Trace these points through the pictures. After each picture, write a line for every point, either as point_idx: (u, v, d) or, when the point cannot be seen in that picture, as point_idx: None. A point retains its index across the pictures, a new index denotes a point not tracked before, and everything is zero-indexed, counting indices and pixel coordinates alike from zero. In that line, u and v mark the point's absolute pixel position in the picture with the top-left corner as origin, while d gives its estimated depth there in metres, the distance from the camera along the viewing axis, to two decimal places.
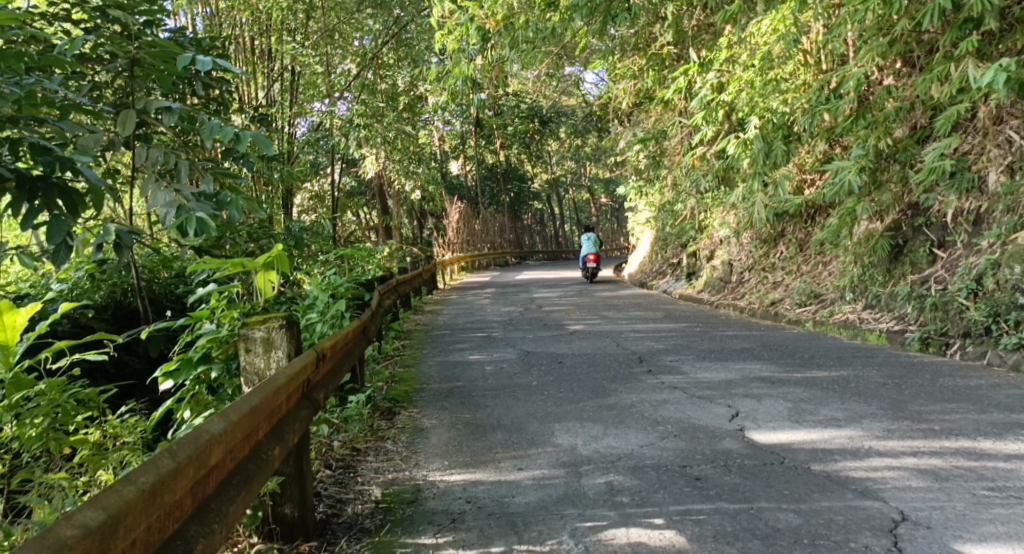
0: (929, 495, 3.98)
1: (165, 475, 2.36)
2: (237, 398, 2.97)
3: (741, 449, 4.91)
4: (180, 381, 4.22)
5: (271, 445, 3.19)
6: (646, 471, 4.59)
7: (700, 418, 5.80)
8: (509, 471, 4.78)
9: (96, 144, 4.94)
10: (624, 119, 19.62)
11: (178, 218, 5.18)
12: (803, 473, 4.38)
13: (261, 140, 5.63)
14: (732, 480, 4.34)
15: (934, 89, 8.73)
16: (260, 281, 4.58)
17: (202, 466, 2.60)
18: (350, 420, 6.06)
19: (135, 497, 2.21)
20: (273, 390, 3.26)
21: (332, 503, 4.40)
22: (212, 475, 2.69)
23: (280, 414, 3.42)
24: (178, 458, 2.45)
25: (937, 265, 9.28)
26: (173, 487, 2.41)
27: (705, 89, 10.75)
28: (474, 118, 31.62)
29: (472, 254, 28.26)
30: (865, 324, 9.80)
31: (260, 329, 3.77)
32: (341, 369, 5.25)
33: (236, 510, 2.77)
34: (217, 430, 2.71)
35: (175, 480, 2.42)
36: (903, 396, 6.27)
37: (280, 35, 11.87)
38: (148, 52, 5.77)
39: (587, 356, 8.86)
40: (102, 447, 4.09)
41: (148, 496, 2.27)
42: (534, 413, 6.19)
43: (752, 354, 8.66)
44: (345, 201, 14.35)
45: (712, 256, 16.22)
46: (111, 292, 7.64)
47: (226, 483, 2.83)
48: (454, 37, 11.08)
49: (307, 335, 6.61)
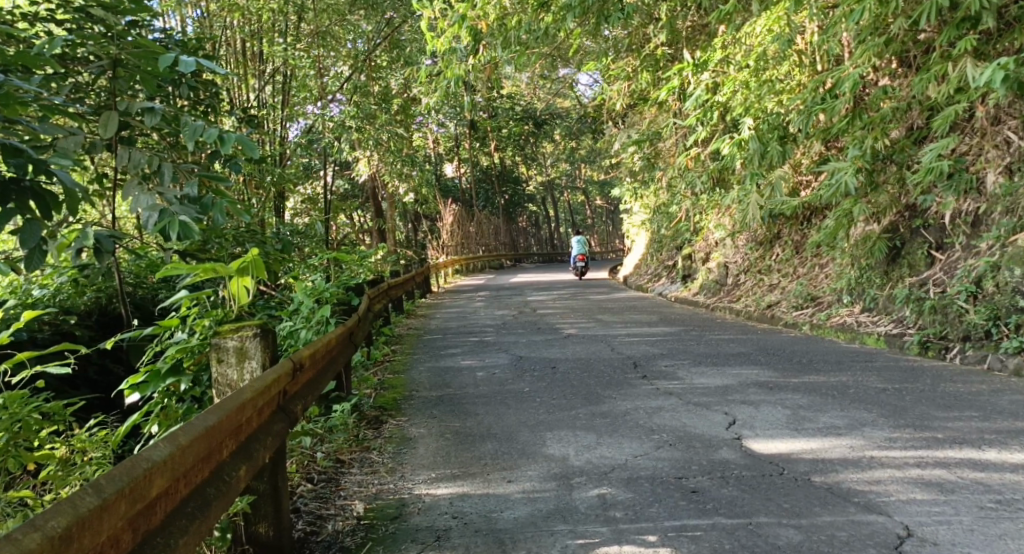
0: (935, 509, 3.81)
1: (85, 514, 2.11)
2: (192, 418, 2.76)
3: (739, 459, 4.74)
4: (147, 395, 4.03)
5: (234, 466, 2.98)
6: (641, 483, 4.41)
7: (696, 426, 5.63)
8: (498, 483, 4.60)
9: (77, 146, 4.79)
10: (618, 120, 19.46)
11: (161, 222, 4.97)
12: (803, 486, 4.20)
13: (246, 141, 5.43)
14: (729, 493, 4.16)
15: (932, 89, 8.62)
16: (234, 287, 4.41)
17: (142, 497, 2.36)
18: (335, 430, 5.88)
19: (41, 545, 1.95)
20: (236, 407, 3.05)
21: (311, 519, 4.22)
22: (159, 505, 2.47)
23: (248, 431, 3.22)
24: (109, 490, 2.22)
25: (936, 268, 9.12)
26: (102, 525, 2.17)
27: (700, 89, 10.61)
28: (468, 120, 31.46)
29: (467, 257, 28.09)
30: (862, 327, 9.64)
31: (232, 339, 3.62)
32: (323, 377, 5.08)
33: (189, 542, 2.55)
34: (161, 456, 2.47)
35: (102, 518, 2.18)
36: (904, 402, 6.10)
37: (269, 35, 11.70)
38: (131, 52, 5.57)
39: (580, 361, 8.68)
40: (66, 463, 3.91)
41: (60, 541, 2.02)
42: (525, 421, 6.01)
43: (748, 359, 8.49)
44: (337, 204, 14.16)
45: (708, 258, 16.05)
46: (96, 297, 7.44)
47: (179, 512, 2.60)
48: (445, 38, 10.88)
49: (291, 342, 6.42)
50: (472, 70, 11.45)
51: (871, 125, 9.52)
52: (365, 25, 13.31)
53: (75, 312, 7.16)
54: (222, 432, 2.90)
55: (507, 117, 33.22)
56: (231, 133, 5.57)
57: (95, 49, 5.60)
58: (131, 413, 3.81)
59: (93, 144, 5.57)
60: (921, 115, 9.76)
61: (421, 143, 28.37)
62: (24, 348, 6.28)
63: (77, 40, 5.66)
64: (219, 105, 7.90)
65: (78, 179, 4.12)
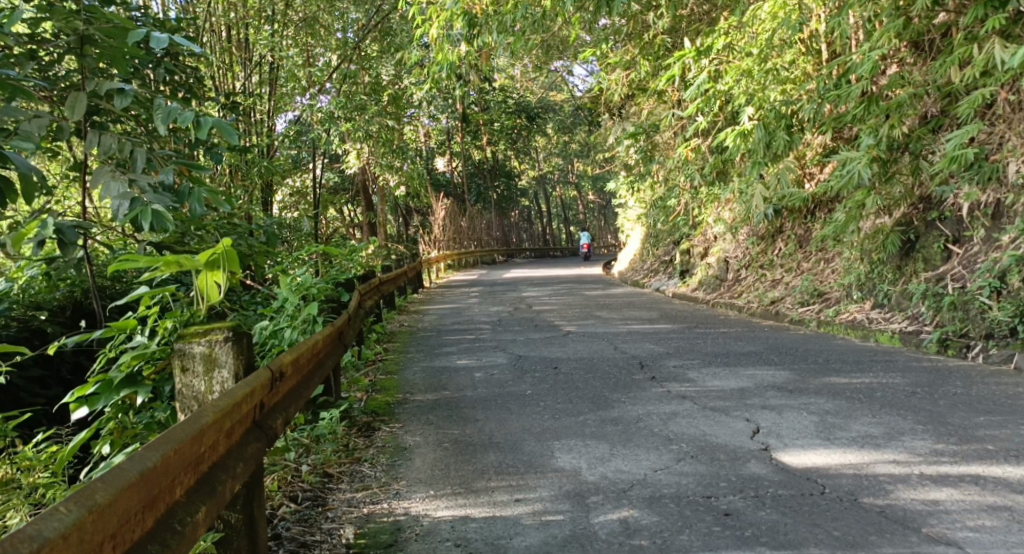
0: (1012, 539, 3.35)
1: None
2: (121, 462, 2.22)
3: (771, 474, 4.25)
4: (97, 409, 3.59)
5: (192, 508, 2.47)
6: (665, 504, 3.94)
7: (717, 435, 5.13)
8: (505, 503, 4.11)
9: (42, 130, 4.43)
10: (614, 113, 18.88)
11: (132, 212, 4.43)
12: (851, 508, 3.73)
13: (225, 127, 4.87)
14: (769, 517, 3.69)
15: (954, 74, 8.06)
16: (202, 283, 3.88)
17: None
18: (322, 440, 5.37)
19: None
20: (187, 438, 2.51)
21: (293, 548, 3.73)
22: None
23: (209, 460, 2.70)
24: None
25: (954, 263, 8.63)
26: None
27: (701, 77, 10.13)
28: (460, 112, 30.86)
29: (460, 253, 27.49)
30: (874, 324, 9.14)
31: (199, 344, 3.15)
32: (309, 383, 4.57)
33: None
34: (55, 531, 1.88)
35: None
36: (940, 408, 5.57)
37: (255, 21, 11.14)
38: (99, 27, 4.98)
39: (582, 361, 8.17)
40: (5, 486, 3.64)
41: None
42: (530, 428, 5.52)
43: (761, 358, 7.98)
44: (325, 197, 13.62)
45: (707, 253, 15.57)
46: (71, 290, 6.94)
47: None
48: (437, 22, 10.31)
49: (275, 343, 5.92)
50: (464, 58, 10.92)
51: (886, 112, 8.79)
52: (355, 14, 12.78)
53: (47, 307, 6.64)
54: (165, 474, 2.37)
55: (499, 109, 32.62)
56: (207, 115, 5.00)
57: (60, 23, 5.02)
58: (77, 435, 3.38)
59: (62, 129, 5.05)
60: (937, 102, 9.21)
61: (414, 137, 27.82)
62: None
63: (41, 12, 5.09)
64: (200, 89, 7.37)
65: (34, 164, 3.76)
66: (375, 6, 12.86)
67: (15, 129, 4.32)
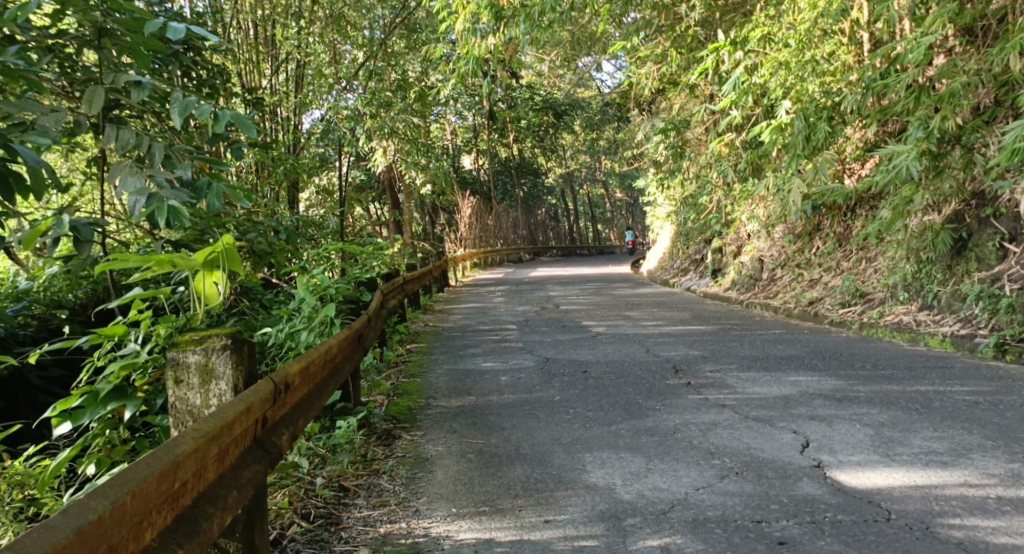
0: None
1: None
2: (61, 513, 1.94)
3: (828, 496, 3.86)
4: (82, 424, 3.46)
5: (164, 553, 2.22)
6: (710, 530, 3.57)
7: (763, 448, 4.73)
8: (533, 525, 3.76)
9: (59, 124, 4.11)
10: (644, 108, 18.36)
11: (149, 208, 4.12)
12: (925, 539, 3.36)
13: (243, 121, 4.53)
14: (830, 548, 3.32)
15: (1013, 60, 7.50)
16: (199, 285, 3.72)
17: None
18: (339, 449, 5.05)
19: None
20: (156, 474, 2.23)
21: None
22: None
23: (190, 493, 2.45)
24: None
25: (1010, 262, 8.16)
26: None
27: (739, 70, 9.65)
28: (486, 110, 30.47)
29: (486, 252, 27.14)
30: (923, 326, 8.65)
31: (194, 353, 2.89)
32: (322, 391, 4.28)
33: None
34: None
35: None
36: (1009, 420, 5.13)
37: (283, 18, 10.88)
38: (115, 19, 4.61)
39: (614, 364, 7.79)
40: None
41: None
42: (559, 438, 5.15)
43: (803, 363, 7.55)
44: (350, 194, 13.31)
45: (741, 251, 15.11)
46: (93, 289, 6.69)
47: None
48: (464, 16, 9.87)
49: (292, 344, 5.62)
50: (492, 51, 10.46)
51: (938, 102, 8.15)
52: (380, 10, 12.46)
53: (68, 305, 6.40)
54: (125, 519, 2.10)
55: (525, 107, 31.37)
56: (226, 110, 4.66)
57: (77, 15, 4.58)
58: (62, 452, 3.31)
59: (78, 125, 4.71)
60: (992, 92, 8.68)
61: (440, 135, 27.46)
62: (6, 347, 5.63)
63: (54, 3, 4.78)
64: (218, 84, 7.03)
65: (44, 158, 3.60)
66: (401, 2, 12.68)
67: (33, 123, 4.03)
